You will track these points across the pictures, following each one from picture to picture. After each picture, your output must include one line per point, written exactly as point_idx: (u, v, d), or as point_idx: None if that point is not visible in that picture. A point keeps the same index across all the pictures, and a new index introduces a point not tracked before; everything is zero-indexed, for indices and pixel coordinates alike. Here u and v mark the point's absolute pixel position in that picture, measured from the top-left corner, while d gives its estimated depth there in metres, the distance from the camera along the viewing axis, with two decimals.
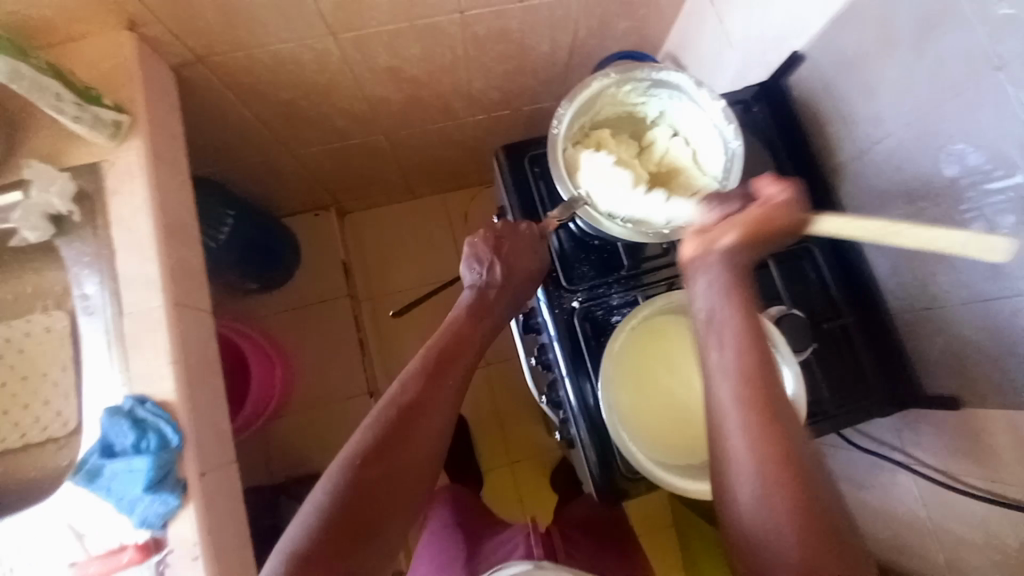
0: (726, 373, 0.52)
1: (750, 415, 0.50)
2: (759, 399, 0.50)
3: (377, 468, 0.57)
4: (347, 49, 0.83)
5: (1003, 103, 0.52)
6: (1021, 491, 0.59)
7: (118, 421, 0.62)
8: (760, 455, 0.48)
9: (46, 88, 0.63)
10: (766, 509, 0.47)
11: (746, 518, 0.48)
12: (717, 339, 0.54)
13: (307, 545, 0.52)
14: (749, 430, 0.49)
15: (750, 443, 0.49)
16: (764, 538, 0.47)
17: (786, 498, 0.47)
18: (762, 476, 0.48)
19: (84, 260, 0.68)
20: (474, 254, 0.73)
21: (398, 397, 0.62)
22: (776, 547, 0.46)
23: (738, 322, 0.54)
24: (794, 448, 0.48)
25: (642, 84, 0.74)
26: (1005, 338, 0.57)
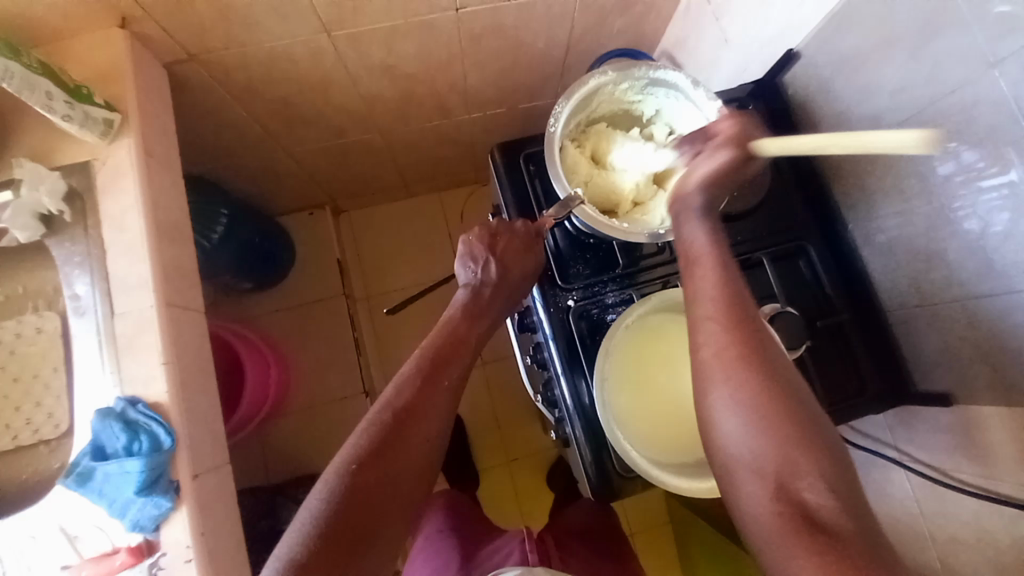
0: (703, 287, 0.54)
1: (724, 322, 0.51)
2: (734, 307, 0.52)
3: (372, 474, 0.56)
4: (342, 46, 0.83)
5: (997, 101, 0.51)
6: (1014, 487, 0.59)
7: (109, 424, 0.61)
8: (732, 354, 0.49)
9: (37, 86, 0.61)
10: (736, 405, 0.48)
11: (720, 415, 0.49)
12: (696, 261, 0.56)
13: (303, 553, 0.52)
14: (725, 334, 0.51)
15: (722, 344, 0.50)
16: (732, 432, 0.47)
17: (755, 393, 0.48)
18: (734, 374, 0.49)
19: (75, 261, 0.68)
20: (469, 251, 0.72)
21: (392, 401, 0.61)
22: (744, 440, 0.47)
23: (714, 250, 0.56)
24: (768, 352, 0.50)
25: (639, 82, 0.74)
26: (997, 336, 0.57)
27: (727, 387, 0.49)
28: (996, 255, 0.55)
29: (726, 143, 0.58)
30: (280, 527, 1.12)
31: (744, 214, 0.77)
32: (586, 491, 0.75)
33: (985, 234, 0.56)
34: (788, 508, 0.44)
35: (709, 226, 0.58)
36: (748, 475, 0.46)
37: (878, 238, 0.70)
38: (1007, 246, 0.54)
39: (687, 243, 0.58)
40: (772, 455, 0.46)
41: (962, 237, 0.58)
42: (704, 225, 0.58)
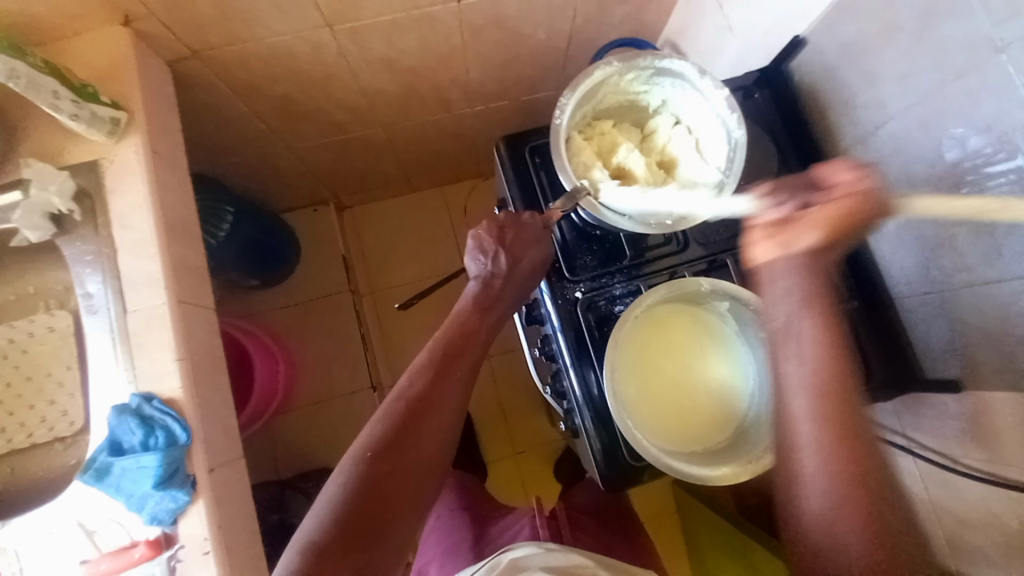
0: (801, 377, 0.54)
1: (821, 409, 0.52)
2: (835, 396, 0.52)
3: (387, 464, 0.57)
4: (343, 41, 0.82)
5: (1003, 85, 0.51)
6: (1020, 472, 0.59)
7: (125, 419, 0.62)
8: (832, 442, 0.51)
9: (44, 86, 0.62)
10: (833, 500, 0.49)
11: (813, 509, 0.50)
12: (792, 343, 0.55)
13: (321, 537, 0.52)
14: (819, 425, 0.52)
15: (820, 434, 0.51)
16: (828, 528, 0.49)
17: (852, 492, 0.49)
18: (833, 467, 0.50)
19: (85, 260, 0.68)
20: (479, 245, 0.72)
21: (406, 391, 0.62)
22: (839, 533, 0.48)
23: (817, 329, 0.55)
24: (872, 454, 0.50)
25: (644, 72, 0.73)
26: (1004, 321, 0.57)
27: (822, 481, 0.50)
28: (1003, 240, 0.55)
29: (845, 198, 0.54)
30: (290, 520, 1.13)
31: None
32: (596, 480, 0.75)
33: None
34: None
35: (808, 299, 0.56)
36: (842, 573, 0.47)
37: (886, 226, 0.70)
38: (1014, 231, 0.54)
39: (776, 318, 0.57)
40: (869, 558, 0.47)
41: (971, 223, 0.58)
42: (802, 297, 0.56)
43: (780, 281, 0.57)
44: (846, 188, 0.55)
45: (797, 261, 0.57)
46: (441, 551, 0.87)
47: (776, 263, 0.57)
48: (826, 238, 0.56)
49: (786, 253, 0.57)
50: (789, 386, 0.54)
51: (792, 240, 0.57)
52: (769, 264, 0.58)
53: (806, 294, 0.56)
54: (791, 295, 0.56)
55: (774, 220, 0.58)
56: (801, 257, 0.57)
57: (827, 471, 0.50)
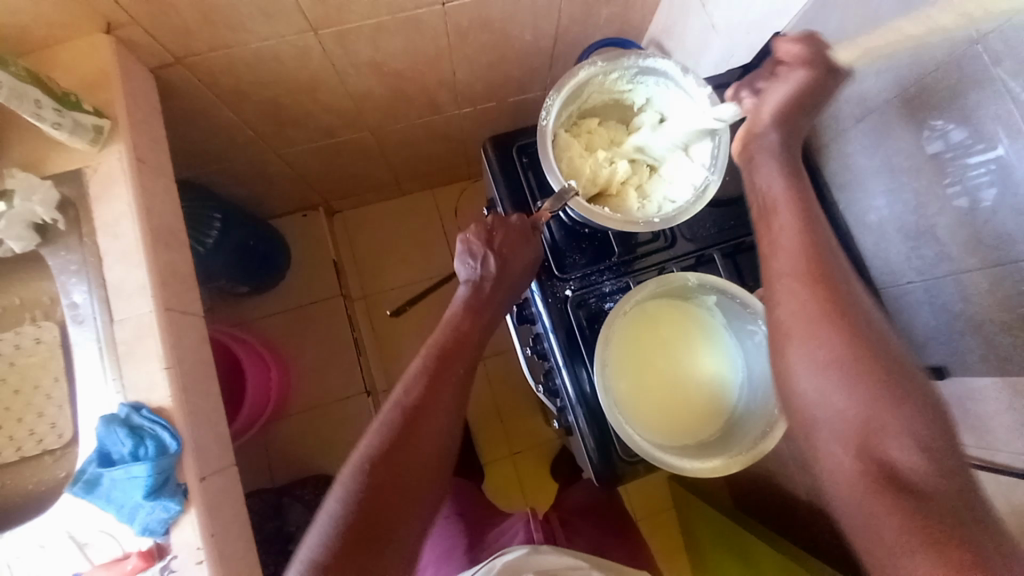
0: (784, 247, 0.58)
1: (807, 286, 0.55)
2: (815, 269, 0.55)
3: (385, 474, 0.57)
4: (329, 45, 0.82)
5: (981, 78, 0.52)
6: (1007, 456, 0.60)
7: (114, 429, 0.61)
8: (812, 306, 0.54)
9: (25, 95, 0.61)
10: (819, 362, 0.52)
11: (801, 376, 0.53)
12: (776, 218, 0.60)
13: (324, 553, 0.53)
14: (806, 292, 0.55)
15: (805, 309, 0.54)
16: (812, 378, 0.52)
17: (842, 356, 0.51)
18: (818, 337, 0.52)
19: (71, 270, 0.67)
20: (467, 249, 0.72)
21: (401, 400, 0.62)
22: (827, 395, 0.51)
23: (793, 199, 0.60)
24: (854, 315, 0.53)
25: (628, 72, 0.74)
26: (988, 308, 0.58)
27: (811, 347, 0.53)
28: (985, 230, 0.56)
29: (796, 70, 0.62)
30: (287, 528, 1.13)
31: (736, 199, 0.78)
32: (590, 477, 0.76)
33: (974, 210, 0.56)
34: (872, 465, 0.47)
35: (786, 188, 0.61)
36: (831, 435, 0.50)
37: (870, 218, 0.71)
38: (994, 221, 0.54)
39: (763, 191, 0.63)
40: (859, 412, 0.49)
41: (954, 214, 0.59)
42: (781, 186, 0.62)
43: (762, 158, 0.64)
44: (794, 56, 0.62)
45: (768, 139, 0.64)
46: (438, 553, 0.87)
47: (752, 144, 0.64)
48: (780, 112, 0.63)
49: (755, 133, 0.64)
50: (773, 268, 0.58)
51: (758, 118, 0.64)
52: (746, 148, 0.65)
53: (785, 165, 0.62)
54: (772, 180, 0.62)
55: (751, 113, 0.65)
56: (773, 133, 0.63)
57: (817, 340, 0.52)
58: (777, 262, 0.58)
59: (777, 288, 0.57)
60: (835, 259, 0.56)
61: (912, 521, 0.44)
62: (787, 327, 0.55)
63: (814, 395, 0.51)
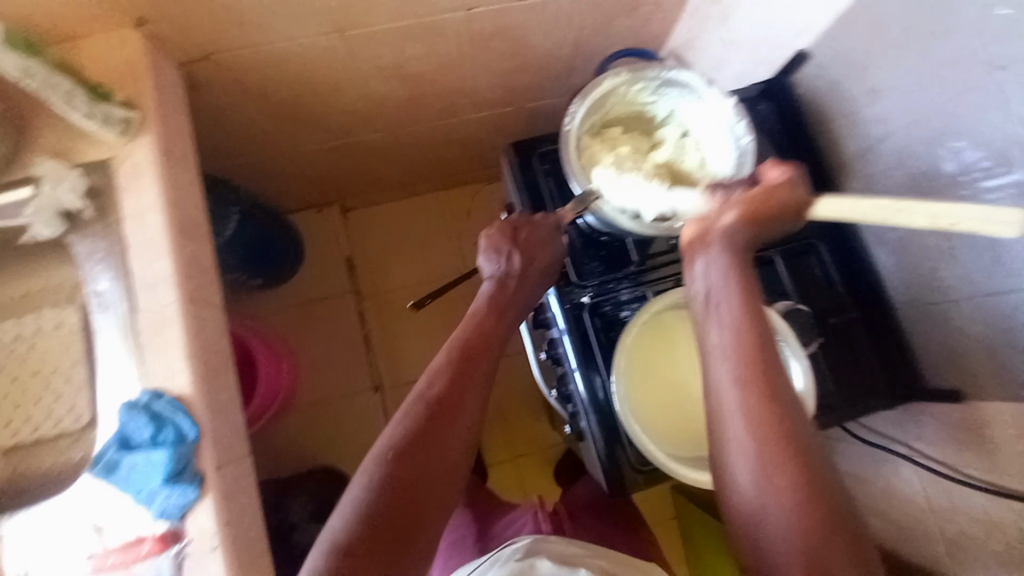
0: (722, 349, 0.57)
1: (753, 395, 0.55)
2: (759, 376, 0.56)
3: (409, 465, 0.57)
4: (353, 46, 0.83)
5: (1002, 103, 0.53)
6: (1020, 482, 0.61)
7: (135, 415, 0.63)
8: (759, 418, 0.54)
9: (59, 86, 0.66)
10: (763, 474, 0.53)
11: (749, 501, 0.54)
12: (716, 317, 0.59)
13: (346, 536, 0.53)
14: (752, 402, 0.55)
15: (756, 437, 0.54)
16: (758, 492, 0.53)
17: (792, 488, 0.52)
18: (766, 467, 0.53)
19: (97, 257, 0.69)
20: (492, 245, 0.74)
21: (425, 394, 0.62)
22: (774, 524, 0.52)
23: (731, 298, 0.59)
24: (792, 426, 0.54)
25: (652, 83, 0.75)
26: (1004, 331, 0.59)
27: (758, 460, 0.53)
28: (1006, 253, 0.57)
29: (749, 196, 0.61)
30: (289, 521, 1.14)
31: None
32: (599, 482, 0.76)
33: (993, 233, 0.57)
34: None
35: (730, 274, 0.60)
36: (782, 561, 0.51)
37: (889, 237, 0.71)
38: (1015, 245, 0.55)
39: (697, 287, 0.62)
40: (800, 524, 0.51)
41: (972, 236, 0.59)
42: (724, 273, 0.60)
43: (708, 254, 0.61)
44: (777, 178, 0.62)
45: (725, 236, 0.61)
46: (444, 548, 0.87)
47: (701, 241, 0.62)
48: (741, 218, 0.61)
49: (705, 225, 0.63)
50: (716, 374, 0.57)
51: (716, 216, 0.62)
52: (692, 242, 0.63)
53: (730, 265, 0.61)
54: (714, 276, 0.61)
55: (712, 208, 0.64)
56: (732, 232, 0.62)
57: (767, 468, 0.53)
58: (717, 366, 0.57)
59: (726, 393, 0.56)
60: (776, 364, 0.56)
61: None
62: (727, 437, 0.55)
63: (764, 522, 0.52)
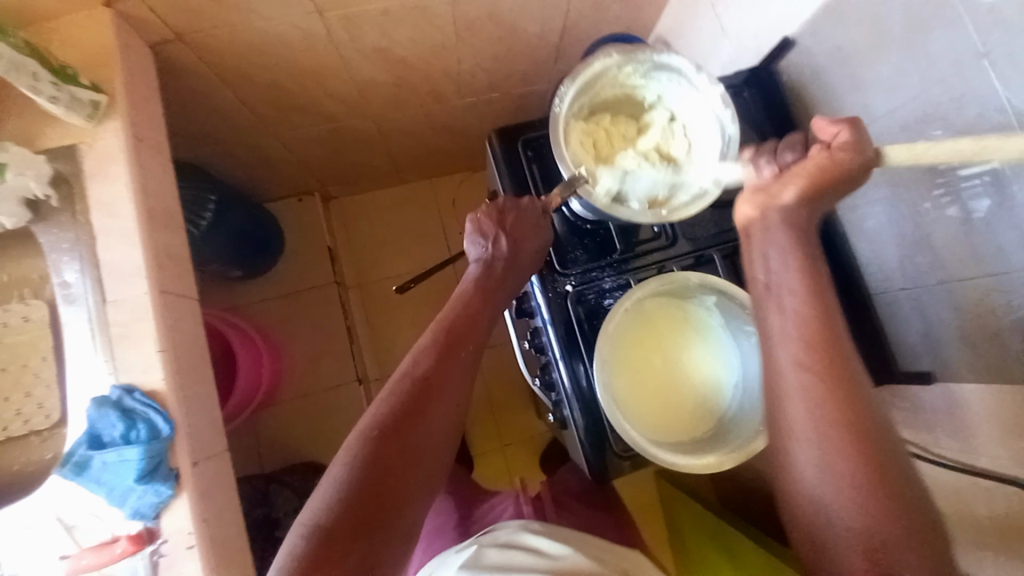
0: (788, 338, 0.55)
1: (818, 382, 0.53)
2: (830, 366, 0.53)
3: (393, 443, 0.56)
4: (334, 29, 0.81)
5: (983, 91, 0.53)
6: (990, 462, 0.62)
7: (106, 412, 0.60)
8: (826, 417, 0.52)
9: (24, 68, 0.60)
10: (829, 467, 0.51)
11: (805, 473, 0.52)
12: (778, 304, 0.57)
13: (326, 521, 0.51)
14: (814, 392, 0.53)
15: (821, 415, 0.52)
16: (819, 483, 0.51)
17: (849, 471, 0.50)
18: (829, 443, 0.51)
19: (63, 248, 0.66)
20: (478, 229, 0.72)
21: (410, 372, 0.61)
22: (832, 496, 0.50)
23: (801, 284, 0.56)
24: (863, 418, 0.51)
25: (643, 66, 0.73)
26: (977, 317, 0.59)
27: (823, 452, 0.51)
28: (978, 240, 0.57)
29: (807, 164, 0.57)
30: (274, 515, 1.12)
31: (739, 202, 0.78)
32: (583, 469, 0.76)
33: (967, 221, 0.58)
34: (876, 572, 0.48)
35: (799, 266, 0.57)
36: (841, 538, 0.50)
37: (867, 224, 0.72)
38: (988, 231, 0.56)
39: (769, 278, 0.58)
40: (862, 517, 0.49)
41: (947, 223, 0.60)
42: (794, 265, 0.57)
43: (775, 238, 0.58)
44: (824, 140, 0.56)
45: (783, 215, 0.58)
46: (429, 531, 0.86)
47: (766, 217, 0.59)
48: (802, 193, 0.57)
49: (769, 208, 0.59)
50: (777, 355, 0.56)
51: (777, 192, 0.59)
52: (755, 222, 0.60)
53: (795, 249, 0.57)
54: (785, 268, 0.57)
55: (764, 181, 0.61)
56: (787, 213, 0.58)
57: (828, 441, 0.51)
58: (782, 351, 0.55)
59: (787, 379, 0.54)
60: (848, 355, 0.53)
61: None
62: (788, 423, 0.54)
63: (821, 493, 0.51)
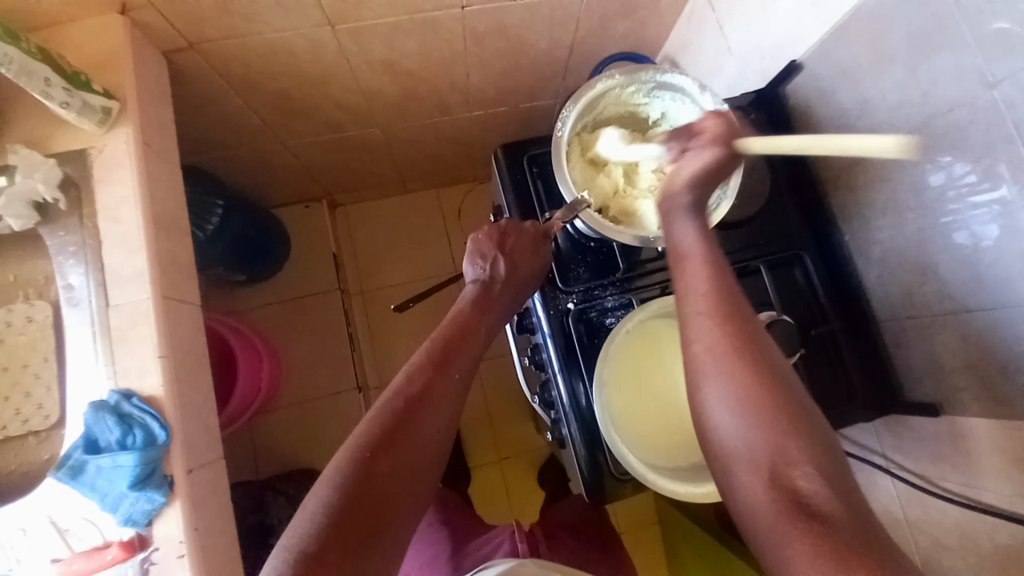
0: (692, 288, 0.56)
1: (713, 317, 0.53)
2: (722, 303, 0.54)
3: (383, 461, 0.55)
4: (344, 40, 0.82)
5: (993, 120, 0.53)
6: (998, 497, 0.61)
7: (102, 417, 0.60)
8: (725, 348, 0.51)
9: (34, 73, 0.60)
10: (729, 396, 0.49)
11: (710, 416, 0.50)
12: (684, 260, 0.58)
13: (312, 543, 0.50)
14: (714, 326, 0.53)
15: (716, 344, 0.52)
16: (720, 410, 0.50)
17: (749, 395, 0.49)
18: (734, 374, 0.50)
19: (69, 251, 0.67)
20: (477, 250, 0.73)
21: (402, 390, 0.60)
22: (735, 423, 0.49)
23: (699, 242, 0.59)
24: (757, 350, 0.51)
25: (645, 86, 0.74)
26: (987, 348, 0.58)
27: (722, 382, 0.50)
28: (989, 269, 0.56)
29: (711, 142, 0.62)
30: (268, 522, 1.12)
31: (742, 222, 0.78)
32: (579, 490, 0.75)
33: (977, 248, 0.57)
34: (782, 495, 0.45)
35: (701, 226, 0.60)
36: (745, 463, 0.47)
37: (874, 251, 0.70)
38: (996, 261, 0.55)
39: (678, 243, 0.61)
40: (761, 438, 0.47)
41: (956, 251, 0.59)
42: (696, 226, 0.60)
43: (679, 211, 0.62)
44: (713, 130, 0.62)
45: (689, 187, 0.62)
46: (424, 553, 0.86)
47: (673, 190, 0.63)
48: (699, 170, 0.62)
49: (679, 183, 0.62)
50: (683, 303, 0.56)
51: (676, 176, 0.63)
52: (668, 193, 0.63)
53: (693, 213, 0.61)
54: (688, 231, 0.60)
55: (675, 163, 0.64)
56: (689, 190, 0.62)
57: (728, 372, 0.50)
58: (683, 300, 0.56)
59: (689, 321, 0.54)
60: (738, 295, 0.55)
61: (820, 544, 0.41)
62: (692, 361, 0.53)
63: (727, 425, 0.49)
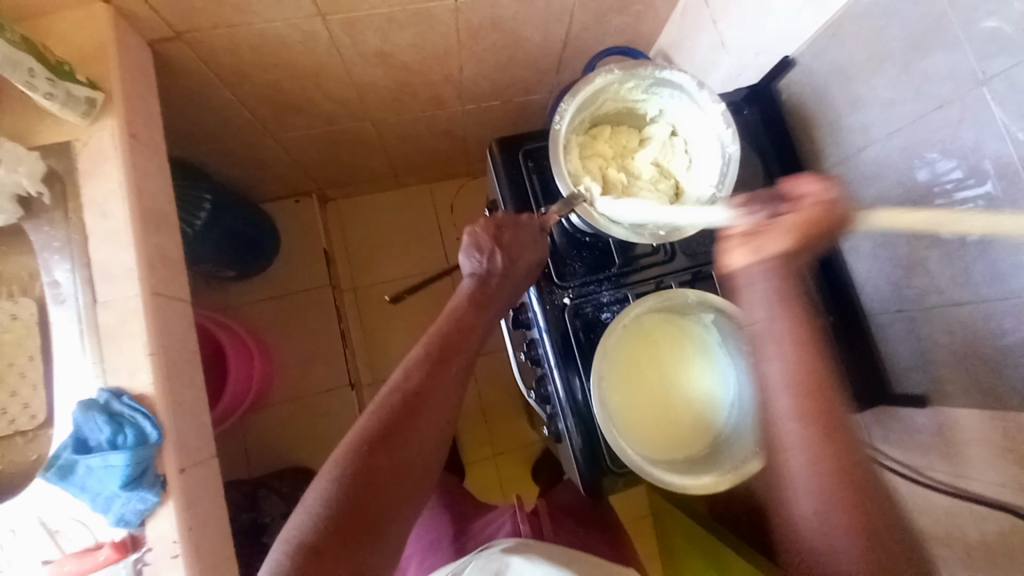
0: (778, 386, 0.57)
1: (813, 427, 0.55)
2: (817, 406, 0.56)
3: (382, 457, 0.55)
4: (336, 31, 0.80)
5: (980, 117, 0.54)
6: (983, 487, 0.63)
7: (92, 416, 0.59)
8: (818, 458, 0.54)
9: (20, 63, 0.59)
10: (825, 509, 0.52)
11: (805, 522, 0.54)
12: (765, 355, 0.59)
13: (312, 536, 0.50)
14: (806, 431, 0.55)
15: (816, 458, 0.54)
16: (814, 521, 0.53)
17: (847, 511, 0.52)
18: (828, 480, 0.53)
19: (54, 246, 0.65)
20: (474, 242, 0.71)
21: (401, 385, 0.60)
22: (833, 535, 0.52)
23: (785, 327, 0.58)
24: (851, 453, 0.54)
25: (644, 82, 0.74)
26: (972, 340, 0.60)
27: (819, 498, 0.53)
28: (973, 265, 0.57)
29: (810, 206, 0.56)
30: (262, 520, 1.11)
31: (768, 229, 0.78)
32: (576, 484, 0.76)
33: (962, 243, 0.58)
34: None
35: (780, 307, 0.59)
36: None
37: (863, 246, 0.71)
38: (980, 257, 0.57)
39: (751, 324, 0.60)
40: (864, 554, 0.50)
41: (941, 246, 0.60)
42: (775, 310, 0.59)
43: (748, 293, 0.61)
44: (814, 198, 0.56)
45: (768, 262, 0.59)
46: (420, 548, 0.86)
47: (751, 267, 0.60)
48: (794, 243, 0.58)
49: (757, 256, 0.59)
50: (773, 405, 0.58)
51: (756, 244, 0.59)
52: (745, 269, 0.60)
53: (779, 295, 0.59)
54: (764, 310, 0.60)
55: (754, 226, 0.59)
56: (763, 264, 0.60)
57: (823, 482, 0.53)
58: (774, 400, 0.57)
59: (782, 422, 0.56)
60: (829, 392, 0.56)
61: None
62: (788, 472, 0.55)
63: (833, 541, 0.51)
